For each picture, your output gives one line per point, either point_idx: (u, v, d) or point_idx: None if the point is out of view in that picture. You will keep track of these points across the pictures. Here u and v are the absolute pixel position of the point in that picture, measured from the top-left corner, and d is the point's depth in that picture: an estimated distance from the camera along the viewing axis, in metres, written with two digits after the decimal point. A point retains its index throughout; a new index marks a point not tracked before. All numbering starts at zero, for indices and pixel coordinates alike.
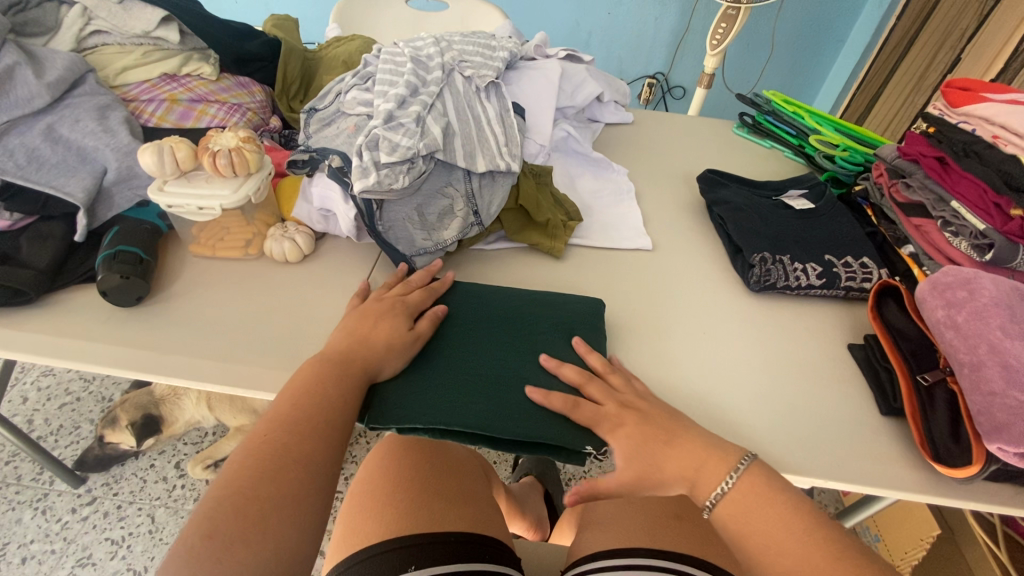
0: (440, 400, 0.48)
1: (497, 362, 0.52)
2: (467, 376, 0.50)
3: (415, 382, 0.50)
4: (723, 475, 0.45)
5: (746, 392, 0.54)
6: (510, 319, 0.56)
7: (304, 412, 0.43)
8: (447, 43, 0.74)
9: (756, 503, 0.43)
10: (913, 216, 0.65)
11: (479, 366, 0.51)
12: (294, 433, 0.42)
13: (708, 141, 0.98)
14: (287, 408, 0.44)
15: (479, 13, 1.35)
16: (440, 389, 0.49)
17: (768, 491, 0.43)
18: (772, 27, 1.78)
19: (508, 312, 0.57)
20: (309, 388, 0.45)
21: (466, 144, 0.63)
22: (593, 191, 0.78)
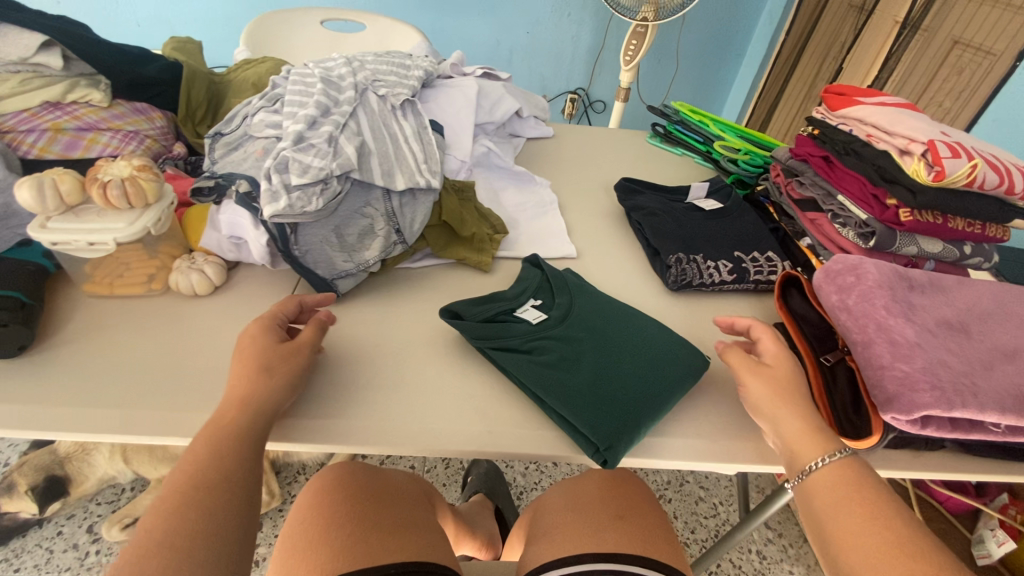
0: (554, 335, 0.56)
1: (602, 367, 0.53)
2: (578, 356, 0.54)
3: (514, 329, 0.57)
4: (818, 454, 0.44)
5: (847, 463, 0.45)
6: (596, 394, 0.51)
7: (196, 482, 0.38)
8: (360, 63, 0.74)
9: (843, 491, 0.42)
10: (807, 210, 0.71)
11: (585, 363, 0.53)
12: (184, 507, 0.37)
13: (624, 152, 1.02)
14: (180, 478, 0.39)
15: (397, 32, 1.36)
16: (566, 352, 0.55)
17: (856, 485, 0.42)
18: (680, 44, 1.90)
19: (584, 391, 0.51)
20: (199, 458, 0.40)
21: (383, 163, 0.62)
22: (518, 204, 0.80)
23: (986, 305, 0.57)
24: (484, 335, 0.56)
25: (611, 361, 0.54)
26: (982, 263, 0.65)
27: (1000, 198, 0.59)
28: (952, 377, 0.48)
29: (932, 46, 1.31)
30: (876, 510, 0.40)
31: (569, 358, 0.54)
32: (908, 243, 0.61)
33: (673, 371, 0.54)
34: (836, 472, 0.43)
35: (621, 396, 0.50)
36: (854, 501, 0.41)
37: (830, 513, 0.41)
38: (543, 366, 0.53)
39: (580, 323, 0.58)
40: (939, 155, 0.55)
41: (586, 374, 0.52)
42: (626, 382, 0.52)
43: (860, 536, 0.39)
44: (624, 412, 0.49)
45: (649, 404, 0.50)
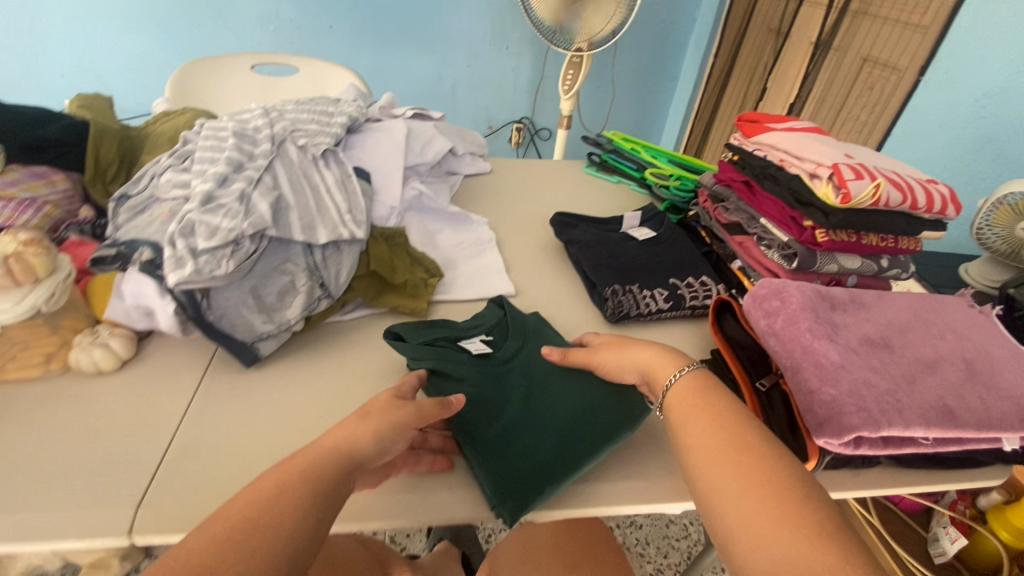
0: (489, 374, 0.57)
1: (522, 416, 0.53)
2: (505, 399, 0.55)
3: (456, 355, 0.58)
4: (672, 371, 0.51)
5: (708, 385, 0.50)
6: (506, 443, 0.50)
7: (252, 520, 0.35)
8: (278, 114, 0.72)
9: (687, 399, 0.48)
10: (735, 234, 0.73)
11: (508, 407, 0.54)
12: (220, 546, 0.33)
13: (562, 183, 1.04)
14: (238, 509, 0.35)
15: (331, 74, 1.34)
16: (497, 393, 0.55)
17: (698, 394, 0.48)
18: (615, 72, 1.97)
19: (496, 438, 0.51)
20: (264, 491, 0.37)
21: (303, 217, 0.60)
22: (454, 244, 0.78)
23: (902, 319, 0.59)
24: (421, 357, 0.57)
25: (537, 415, 0.54)
26: (901, 274, 0.67)
27: (908, 213, 0.62)
28: (876, 396, 0.49)
29: (845, 64, 1.40)
30: (720, 412, 0.46)
31: (498, 400, 0.54)
32: (829, 262, 0.63)
33: (605, 424, 0.53)
34: (684, 385, 0.50)
35: (535, 449, 0.50)
36: (696, 407, 0.47)
37: (681, 420, 0.47)
38: (466, 402, 0.54)
39: (520, 369, 0.58)
40: (844, 178, 0.57)
41: (502, 424, 0.52)
42: (540, 436, 0.51)
43: (699, 434, 0.45)
44: (532, 470, 0.49)
45: (561, 462, 0.49)
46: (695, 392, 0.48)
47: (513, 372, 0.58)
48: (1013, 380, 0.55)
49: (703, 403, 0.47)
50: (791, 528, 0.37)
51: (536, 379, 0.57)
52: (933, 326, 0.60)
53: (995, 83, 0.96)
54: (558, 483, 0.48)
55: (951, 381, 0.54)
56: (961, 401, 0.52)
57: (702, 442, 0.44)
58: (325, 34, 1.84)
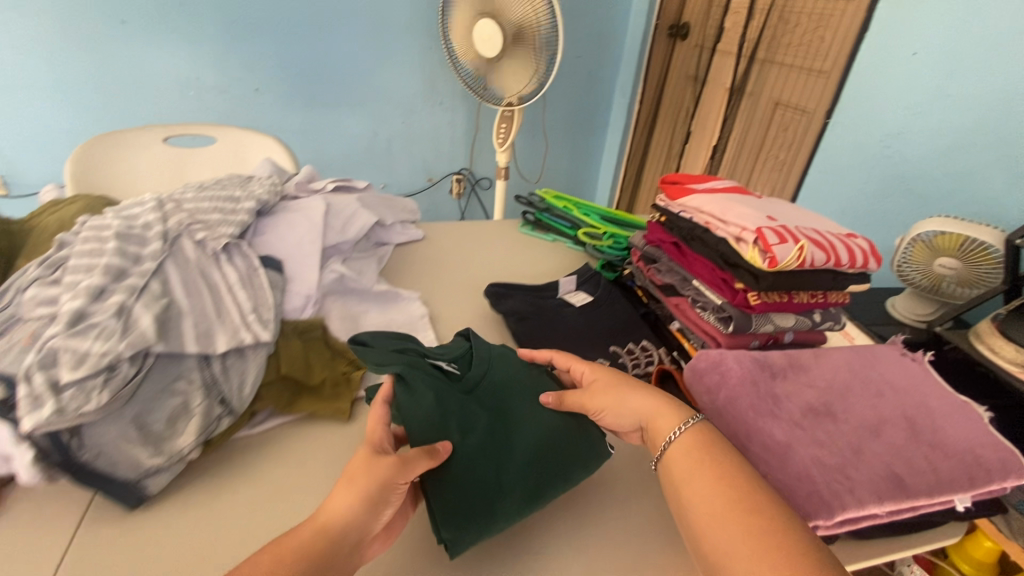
0: (459, 392, 0.54)
1: (485, 438, 0.50)
2: (471, 417, 0.52)
3: (426, 368, 0.55)
4: (674, 425, 0.48)
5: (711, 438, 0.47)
6: (466, 470, 0.48)
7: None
8: (175, 204, 0.66)
9: (690, 457, 0.45)
10: (670, 296, 0.72)
11: (474, 426, 0.51)
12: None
13: (498, 245, 1.01)
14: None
15: (255, 142, 1.28)
16: (464, 410, 0.52)
17: (702, 452, 0.45)
18: (548, 121, 2.01)
19: (456, 461, 0.48)
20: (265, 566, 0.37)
21: (197, 323, 0.53)
22: (382, 327, 0.72)
23: (840, 381, 0.59)
24: (386, 363, 0.54)
25: (502, 440, 0.51)
26: (835, 327, 0.67)
27: (834, 269, 0.62)
28: (825, 476, 0.47)
29: (759, 108, 1.48)
30: (725, 469, 0.43)
31: (467, 418, 0.51)
32: (764, 322, 0.62)
33: (567, 455, 0.52)
34: (685, 442, 0.46)
35: (498, 478, 0.48)
36: (701, 470, 0.44)
37: (686, 482, 0.44)
38: (429, 416, 0.50)
39: (488, 391, 0.56)
40: (768, 242, 0.57)
41: (463, 446, 0.49)
42: (499, 466, 0.49)
43: (706, 502, 0.42)
44: (490, 502, 0.47)
45: (514, 497, 0.48)
46: (699, 450, 0.45)
47: (482, 395, 0.56)
48: (956, 435, 0.55)
49: (708, 464, 0.44)
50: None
51: (505, 403, 0.55)
52: (870, 384, 0.59)
53: (895, 125, 1.03)
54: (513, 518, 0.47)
55: (896, 445, 0.53)
56: (910, 466, 0.51)
57: (710, 510, 0.41)
58: (250, 97, 1.78)
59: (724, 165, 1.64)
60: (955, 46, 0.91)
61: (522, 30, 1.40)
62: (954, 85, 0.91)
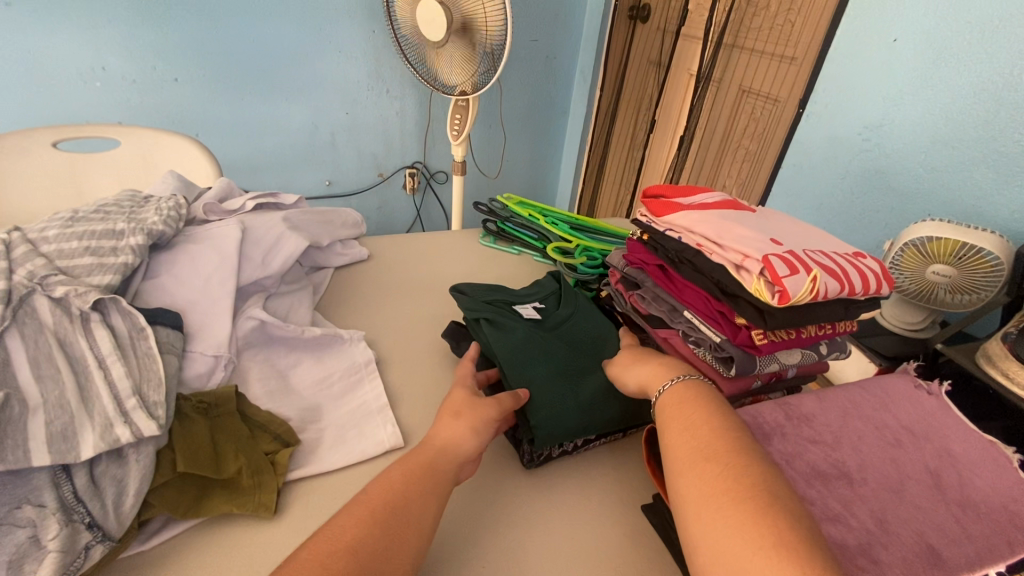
0: (542, 336, 0.63)
1: (562, 371, 0.58)
2: (551, 353, 0.60)
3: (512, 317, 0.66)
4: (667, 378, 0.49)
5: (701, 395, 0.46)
6: (547, 387, 0.56)
7: (390, 509, 0.39)
8: (30, 246, 0.51)
9: (674, 406, 0.45)
10: (657, 327, 0.62)
11: (553, 361, 0.59)
12: (370, 533, 0.37)
13: (455, 260, 0.89)
14: (382, 496, 0.40)
15: (165, 143, 1.08)
16: (545, 349, 0.61)
17: (684, 403, 0.45)
18: (503, 109, 1.87)
19: (539, 381, 0.56)
20: (395, 484, 0.41)
21: (52, 419, 0.40)
22: (316, 384, 0.60)
23: (850, 429, 0.51)
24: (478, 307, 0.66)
25: (578, 371, 0.59)
26: (840, 356, 0.60)
27: (846, 298, 0.54)
28: (850, 564, 0.39)
29: (725, 94, 1.41)
30: (700, 421, 0.43)
31: (546, 351, 0.60)
32: (769, 362, 0.54)
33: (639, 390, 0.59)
34: (673, 394, 0.47)
35: (574, 392, 0.56)
36: (676, 420, 0.44)
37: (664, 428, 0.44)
38: (514, 349, 0.59)
39: (566, 336, 0.65)
40: (778, 274, 0.47)
41: (543, 371, 0.57)
42: (574, 389, 0.56)
43: (675, 449, 0.41)
44: (567, 416, 0.54)
45: (586, 414, 0.54)
46: (683, 400, 0.45)
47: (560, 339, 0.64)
48: (987, 490, 0.48)
49: (685, 416, 0.44)
50: (745, 538, 0.33)
51: (583, 349, 0.63)
52: (885, 430, 0.52)
53: (874, 117, 0.94)
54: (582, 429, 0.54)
55: (924, 508, 0.45)
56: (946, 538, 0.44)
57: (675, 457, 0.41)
58: (168, 88, 1.57)
59: (692, 155, 1.56)
60: (943, 30, 0.82)
61: (471, 20, 1.29)
62: (940, 75, 0.83)
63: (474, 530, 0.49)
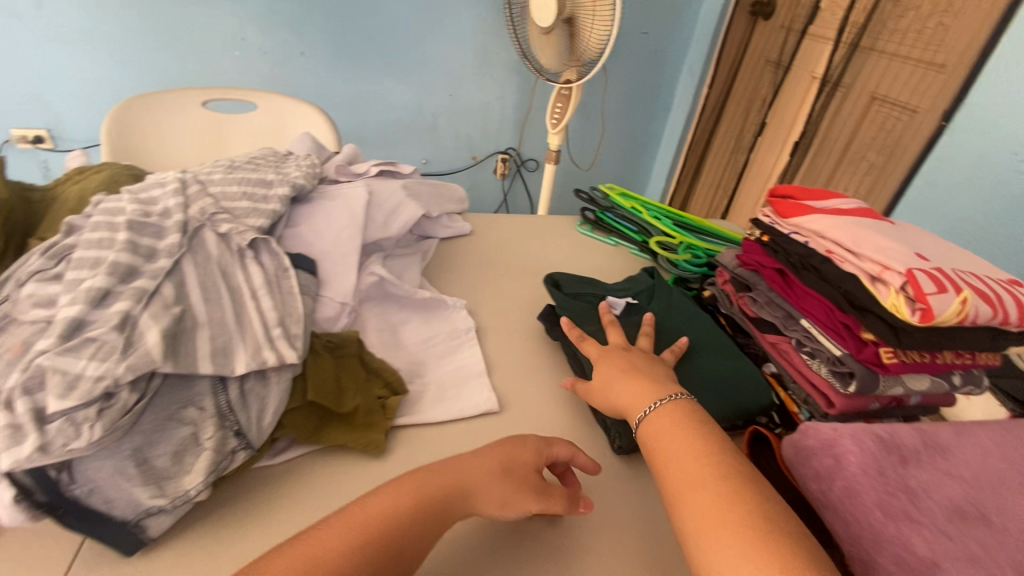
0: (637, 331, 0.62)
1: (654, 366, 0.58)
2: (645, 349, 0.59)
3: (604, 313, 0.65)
4: (649, 402, 0.48)
5: (679, 417, 0.45)
6: None
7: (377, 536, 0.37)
8: (199, 187, 0.57)
9: (658, 430, 0.45)
10: (767, 333, 0.61)
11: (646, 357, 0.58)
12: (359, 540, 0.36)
13: (553, 244, 0.90)
14: (373, 516, 0.38)
15: (294, 110, 1.18)
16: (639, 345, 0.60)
17: (665, 427, 0.45)
18: (604, 100, 1.85)
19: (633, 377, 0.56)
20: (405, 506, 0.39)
21: (215, 336, 0.45)
22: (422, 342, 0.64)
23: (988, 469, 0.46)
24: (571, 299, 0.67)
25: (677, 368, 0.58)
26: (975, 391, 0.55)
27: (995, 327, 0.49)
28: None
29: (851, 102, 1.31)
30: (686, 446, 0.42)
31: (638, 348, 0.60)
32: (894, 385, 0.50)
33: (737, 396, 0.55)
34: (659, 418, 0.46)
35: None
36: (662, 446, 0.43)
37: (653, 454, 0.44)
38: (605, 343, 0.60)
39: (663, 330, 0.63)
40: (922, 290, 0.44)
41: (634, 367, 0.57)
42: None
43: (667, 477, 0.41)
44: None
45: None
46: (667, 422, 0.45)
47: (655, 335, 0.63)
48: None
49: (670, 440, 0.43)
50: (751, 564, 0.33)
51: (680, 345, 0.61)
52: None
53: None
54: None
55: None
56: None
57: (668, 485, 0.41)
58: (295, 62, 1.70)
59: (804, 164, 1.46)
60: None
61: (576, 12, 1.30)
62: None
63: (545, 529, 0.47)
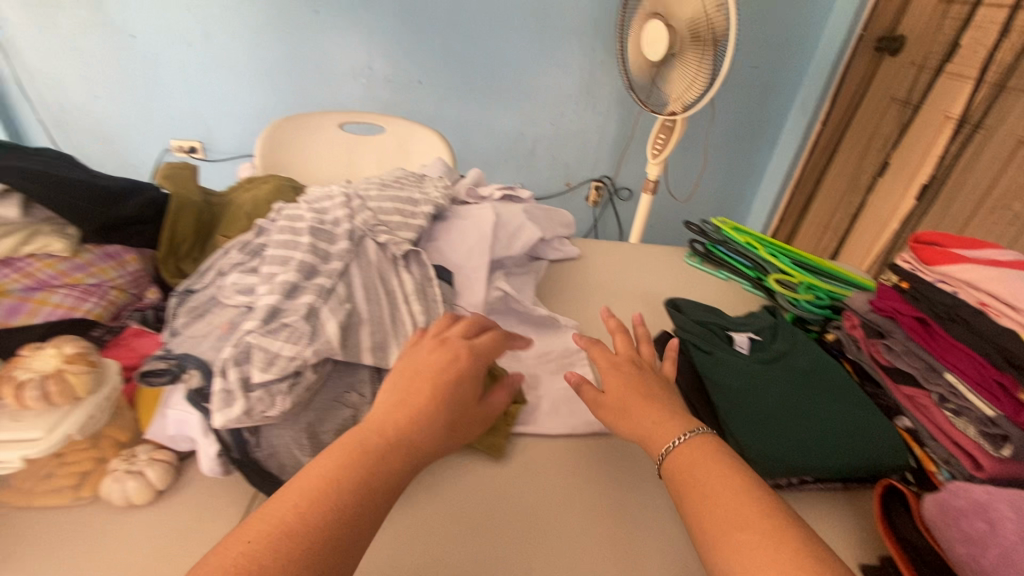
0: (762, 367, 0.61)
1: (782, 403, 0.56)
2: (771, 386, 0.58)
3: (726, 345, 0.65)
4: (675, 435, 0.46)
5: (702, 451, 0.44)
6: (766, 418, 0.54)
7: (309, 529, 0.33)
8: (360, 201, 0.65)
9: (689, 464, 0.43)
10: (903, 384, 0.58)
11: (772, 393, 0.57)
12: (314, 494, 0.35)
13: (660, 274, 0.91)
14: (286, 516, 0.34)
15: (417, 135, 1.28)
16: (765, 381, 0.59)
17: (698, 461, 0.43)
18: (707, 133, 1.83)
19: (758, 411, 0.55)
20: (319, 484, 0.36)
21: (374, 333, 0.51)
22: (538, 358, 0.67)
23: None
24: (690, 328, 0.68)
25: (805, 407, 0.56)
26: None
27: None
28: None
29: (993, 145, 1.21)
30: (720, 484, 0.41)
31: (763, 382, 0.59)
32: None
33: (871, 446, 0.52)
34: (686, 452, 0.44)
35: (797, 427, 0.53)
36: (695, 483, 0.42)
37: (683, 492, 0.42)
38: (729, 375, 0.60)
39: (790, 368, 0.62)
40: None
41: (759, 402, 0.56)
42: (797, 425, 0.54)
43: (703, 515, 0.39)
44: (789, 450, 0.51)
45: (813, 454, 0.51)
46: (697, 457, 0.43)
47: (782, 371, 0.61)
48: None
49: (699, 476, 0.42)
50: None
51: (809, 385, 0.59)
52: None
53: None
54: (803, 468, 0.51)
55: None
56: None
57: (703, 525, 0.39)
58: (413, 89, 1.85)
59: (933, 208, 1.35)
60: None
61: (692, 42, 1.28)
62: None
63: (619, 515, 0.51)
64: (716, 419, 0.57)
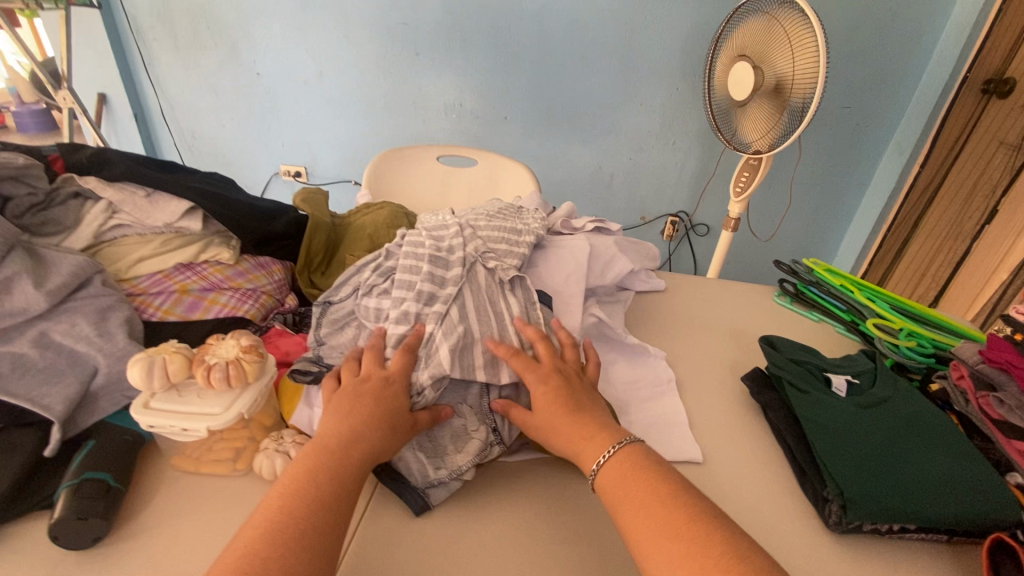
0: (859, 411, 0.61)
1: (884, 446, 0.56)
2: (869, 430, 0.58)
3: (821, 388, 0.65)
4: (603, 450, 0.49)
5: (627, 463, 0.47)
6: (866, 461, 0.54)
7: (290, 521, 0.40)
8: (471, 230, 0.72)
9: (621, 477, 0.47)
10: (1013, 438, 0.56)
11: (872, 437, 0.57)
12: (297, 491, 0.42)
13: (747, 312, 0.91)
14: (264, 521, 0.40)
15: (507, 167, 1.36)
16: (863, 425, 0.59)
17: (631, 472, 0.47)
18: (793, 172, 1.80)
19: (857, 453, 0.55)
20: (294, 483, 0.43)
21: (486, 351, 0.57)
22: (628, 384, 0.70)
23: None
24: (783, 367, 0.68)
25: (907, 453, 0.55)
26: None
27: None
28: None
29: None
30: (647, 494, 0.44)
31: (862, 425, 0.58)
32: None
33: (980, 500, 0.51)
34: (615, 466, 0.47)
35: (899, 473, 0.53)
36: (626, 495, 0.45)
37: (617, 502, 0.45)
38: (826, 417, 0.60)
39: (892, 413, 0.61)
40: None
41: (859, 445, 0.56)
42: (899, 470, 0.53)
43: (637, 525, 0.43)
44: (891, 496, 0.51)
45: (917, 502, 0.51)
46: (629, 468, 0.47)
47: (881, 417, 0.60)
48: None
49: (631, 488, 0.45)
50: None
51: (913, 432, 0.58)
52: None
53: None
54: (904, 514, 0.50)
55: None
56: None
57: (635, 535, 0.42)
58: (500, 123, 1.97)
59: None
60: None
61: (780, 87, 1.26)
62: None
63: None
64: (815, 457, 0.58)
